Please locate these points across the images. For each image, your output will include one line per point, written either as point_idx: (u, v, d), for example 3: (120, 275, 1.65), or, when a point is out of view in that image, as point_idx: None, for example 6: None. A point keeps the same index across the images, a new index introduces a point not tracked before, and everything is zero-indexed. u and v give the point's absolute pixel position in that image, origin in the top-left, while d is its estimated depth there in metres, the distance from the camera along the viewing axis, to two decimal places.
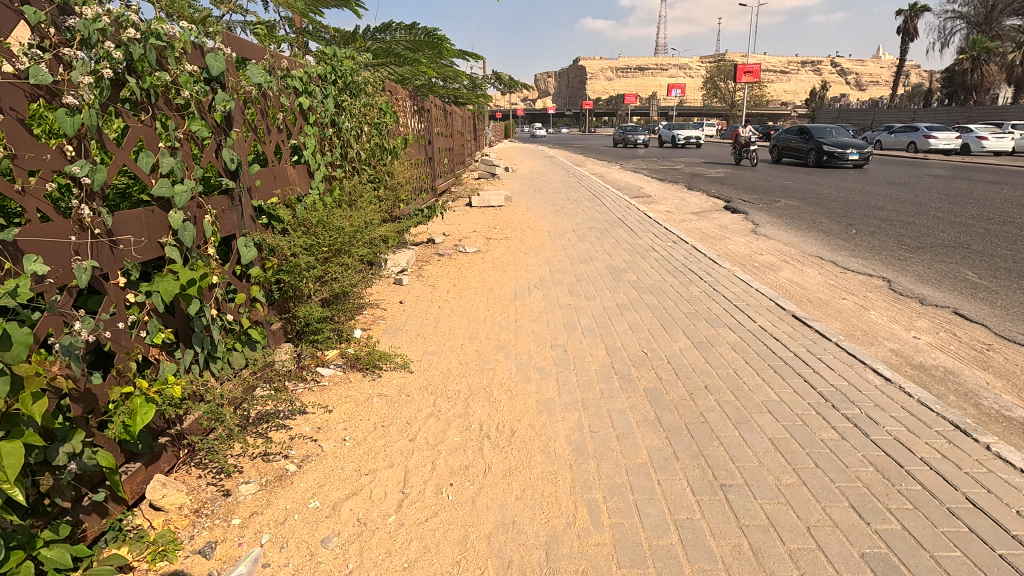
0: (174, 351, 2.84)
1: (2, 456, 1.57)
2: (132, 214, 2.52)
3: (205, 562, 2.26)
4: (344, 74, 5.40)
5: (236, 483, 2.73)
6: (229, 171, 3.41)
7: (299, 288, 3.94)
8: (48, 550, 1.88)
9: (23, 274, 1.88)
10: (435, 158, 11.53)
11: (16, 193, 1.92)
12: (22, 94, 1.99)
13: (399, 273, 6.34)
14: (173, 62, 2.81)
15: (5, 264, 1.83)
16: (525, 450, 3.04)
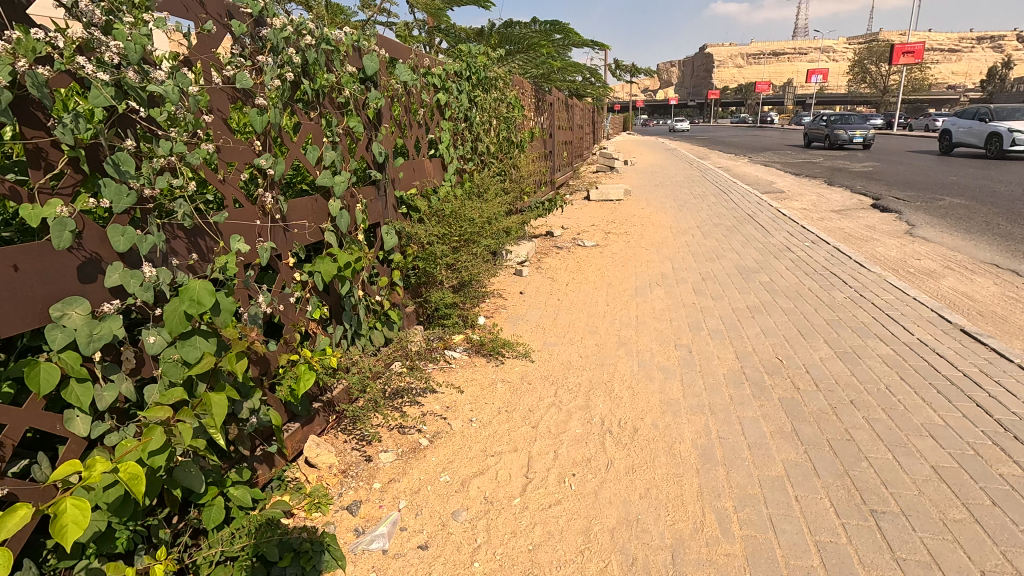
0: (328, 326, 3.17)
1: (213, 405, 1.85)
2: (301, 201, 2.82)
3: (351, 518, 2.50)
4: (478, 69, 5.60)
5: (376, 450, 2.98)
6: (377, 164, 3.70)
7: (432, 274, 4.18)
8: (234, 489, 2.19)
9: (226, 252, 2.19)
10: (556, 151, 11.58)
11: (219, 182, 2.22)
12: (227, 96, 2.29)
13: (520, 265, 6.47)
14: (338, 64, 3.10)
15: (217, 245, 2.15)
16: (649, 449, 2.98)
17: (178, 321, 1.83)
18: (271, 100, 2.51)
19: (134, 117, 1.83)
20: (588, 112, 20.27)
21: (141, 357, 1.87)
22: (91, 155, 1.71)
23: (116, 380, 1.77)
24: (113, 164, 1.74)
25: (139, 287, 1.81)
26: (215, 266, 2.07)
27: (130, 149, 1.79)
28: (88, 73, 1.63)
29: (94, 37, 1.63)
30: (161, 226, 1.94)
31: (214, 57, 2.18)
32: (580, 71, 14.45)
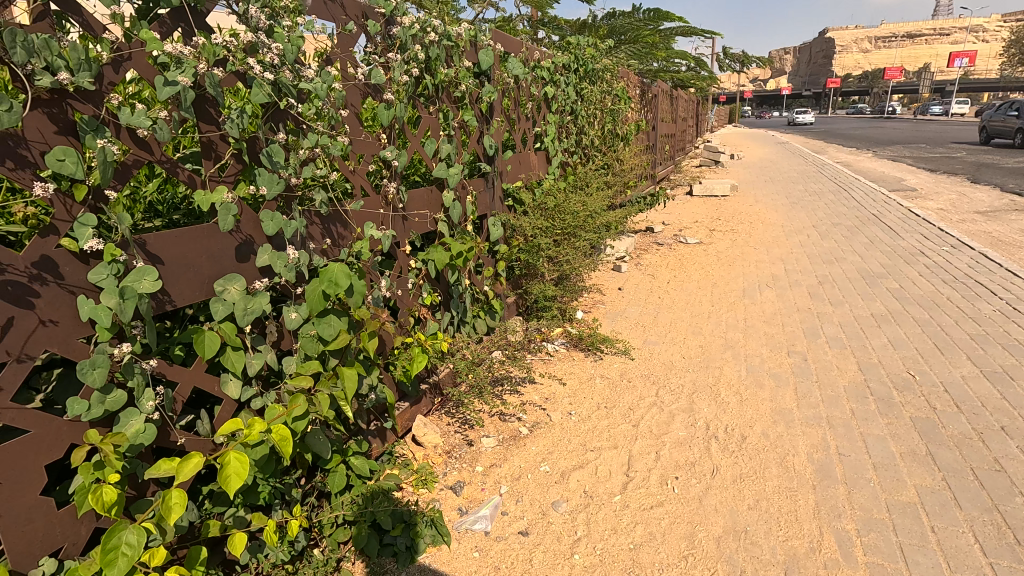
0: (437, 312, 3.30)
1: (347, 379, 2.06)
2: (419, 192, 2.95)
3: (455, 498, 2.60)
4: (585, 61, 5.55)
5: (478, 435, 3.07)
6: (487, 156, 3.78)
7: (534, 267, 4.22)
8: (355, 459, 2.35)
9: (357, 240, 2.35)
10: (658, 145, 11.24)
11: (351, 172, 2.38)
12: (360, 91, 2.44)
13: (619, 260, 6.35)
14: (456, 59, 3.20)
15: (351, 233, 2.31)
16: (758, 459, 2.82)
17: (317, 300, 2.01)
18: (397, 95, 2.65)
19: (286, 112, 2.00)
20: (692, 104, 19.43)
21: (281, 331, 2.06)
22: (250, 147, 1.90)
23: (262, 350, 1.95)
24: (267, 155, 1.92)
25: (284, 267, 2.00)
26: (353, 250, 2.29)
27: (281, 141, 1.97)
28: (253, 73, 1.81)
29: (258, 40, 1.81)
30: (302, 212, 2.12)
31: (351, 55, 2.34)
32: (687, 60, 13.88)
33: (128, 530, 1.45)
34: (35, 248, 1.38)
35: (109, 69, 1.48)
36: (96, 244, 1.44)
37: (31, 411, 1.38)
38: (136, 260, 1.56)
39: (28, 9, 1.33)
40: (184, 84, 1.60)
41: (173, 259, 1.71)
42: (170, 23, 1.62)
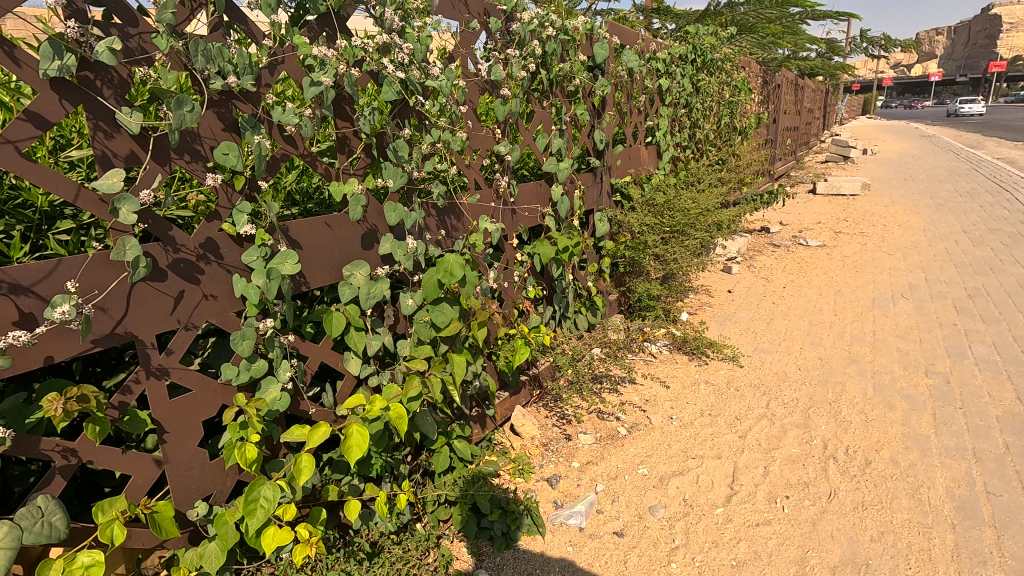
0: (540, 305, 3.33)
1: (456, 363, 2.16)
2: (528, 186, 2.98)
3: (550, 490, 2.62)
4: (704, 51, 5.28)
5: (576, 430, 3.06)
6: (597, 151, 3.73)
7: (640, 265, 4.12)
8: (458, 442, 2.44)
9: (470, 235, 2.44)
10: (779, 139, 10.46)
11: (467, 166, 2.46)
12: (479, 87, 2.50)
13: (729, 261, 6.02)
14: (572, 53, 3.18)
15: (469, 233, 2.40)
16: (885, 487, 2.56)
17: (432, 288, 2.13)
18: (513, 90, 2.69)
19: (411, 108, 2.11)
20: (821, 94, 17.84)
21: (397, 315, 2.20)
22: (379, 142, 2.03)
23: (380, 332, 2.09)
24: (393, 150, 2.04)
25: (403, 256, 2.12)
26: (468, 241, 2.39)
27: (406, 136, 2.08)
28: (385, 73, 1.92)
29: (391, 41, 1.92)
30: (421, 204, 2.23)
31: (472, 52, 2.41)
32: (817, 46, 12.76)
33: (265, 485, 1.63)
34: (203, 231, 1.57)
35: (267, 72, 1.65)
36: (249, 229, 1.61)
37: (194, 373, 1.58)
38: (280, 244, 1.73)
39: (206, 20, 1.51)
40: (327, 84, 1.73)
41: (310, 245, 1.87)
42: (316, 28, 1.77)
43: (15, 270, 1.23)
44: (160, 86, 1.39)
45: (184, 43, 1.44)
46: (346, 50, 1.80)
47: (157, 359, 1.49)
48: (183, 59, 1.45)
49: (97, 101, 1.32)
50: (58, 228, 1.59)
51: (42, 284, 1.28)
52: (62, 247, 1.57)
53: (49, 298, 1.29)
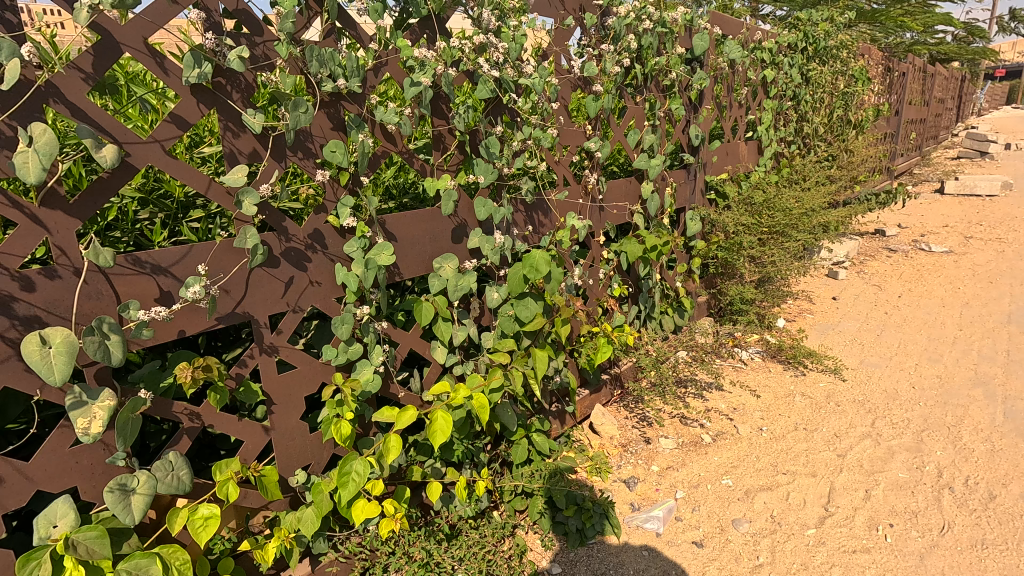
0: (624, 304, 3.28)
1: (538, 358, 2.19)
2: (617, 183, 2.94)
3: (628, 492, 2.57)
4: (817, 38, 4.91)
5: (657, 434, 2.98)
6: (691, 147, 3.59)
7: (733, 266, 3.92)
8: (537, 436, 2.47)
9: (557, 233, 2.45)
10: (901, 133, 9.48)
11: (556, 163, 2.46)
12: (572, 84, 2.50)
13: (835, 266, 5.57)
14: (669, 46, 3.08)
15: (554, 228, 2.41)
16: (1011, 527, 2.28)
17: (518, 283, 2.18)
18: (606, 86, 2.65)
19: (503, 106, 2.15)
20: (955, 82, 15.97)
21: (483, 308, 2.26)
22: (472, 139, 2.09)
23: (466, 323, 2.16)
24: (485, 147, 2.09)
25: (491, 250, 2.17)
26: (555, 238, 2.41)
27: (498, 133, 2.13)
28: (480, 71, 1.97)
29: (487, 40, 1.96)
30: (510, 200, 2.28)
31: (567, 49, 2.41)
32: (952, 28, 11.43)
33: (356, 460, 1.75)
34: (311, 222, 1.70)
35: (371, 74, 1.75)
36: (351, 222, 1.73)
37: (299, 352, 1.73)
38: (378, 236, 1.84)
39: (321, 27, 1.63)
40: (425, 84, 1.81)
41: (404, 237, 1.97)
42: (418, 30, 1.85)
43: (158, 253, 1.40)
44: (279, 88, 1.53)
45: (301, 49, 1.57)
46: (445, 51, 1.86)
47: (269, 337, 1.65)
48: (300, 64, 1.58)
49: (227, 103, 1.47)
50: (191, 217, 1.79)
51: (179, 266, 1.45)
52: (194, 234, 1.78)
53: (183, 279, 1.46)
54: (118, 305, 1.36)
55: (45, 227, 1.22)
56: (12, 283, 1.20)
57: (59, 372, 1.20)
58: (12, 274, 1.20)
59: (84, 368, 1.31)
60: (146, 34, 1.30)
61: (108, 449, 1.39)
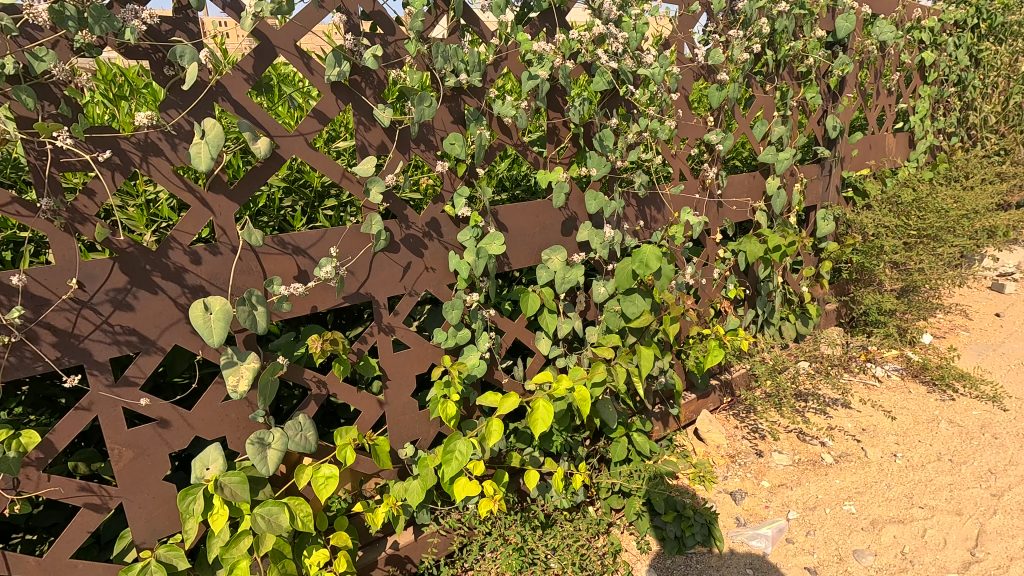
0: (740, 307, 3.08)
1: (643, 356, 2.14)
2: (739, 178, 2.76)
3: (733, 505, 2.43)
4: (993, 13, 4.24)
5: (769, 448, 2.77)
6: (827, 139, 3.28)
7: (870, 272, 3.52)
8: (638, 435, 2.42)
9: (671, 231, 2.37)
10: None
11: (672, 156, 2.37)
12: (694, 73, 2.38)
13: (1001, 278, 4.81)
14: (807, 29, 2.83)
15: (667, 224, 2.34)
16: None
17: (626, 278, 2.13)
18: (732, 75, 2.49)
19: (620, 97, 2.11)
20: None
21: (588, 302, 2.25)
22: (586, 131, 2.07)
23: (571, 316, 2.17)
24: (599, 140, 2.07)
25: (600, 244, 2.15)
26: (667, 234, 2.32)
27: (613, 126, 2.09)
28: (598, 63, 1.95)
29: (608, 31, 1.93)
30: (622, 193, 2.23)
31: (690, 37, 2.29)
32: None
33: (460, 440, 1.82)
34: (429, 211, 1.80)
35: (492, 69, 1.80)
36: (465, 211, 1.80)
37: (413, 333, 1.84)
38: (490, 226, 1.90)
39: (447, 25, 1.70)
40: (543, 77, 1.84)
41: (514, 228, 2.01)
42: (538, 24, 1.86)
43: (298, 235, 1.56)
44: (407, 84, 1.63)
45: (428, 47, 1.66)
46: (564, 44, 1.87)
47: (387, 317, 1.77)
48: (426, 60, 1.67)
49: (361, 99, 1.59)
50: (325, 205, 1.97)
51: (314, 248, 1.60)
52: (327, 220, 1.96)
53: (317, 259, 1.61)
54: (264, 281, 1.53)
55: (211, 210, 1.41)
56: (184, 257, 1.40)
57: (217, 335, 1.39)
58: (184, 249, 1.40)
59: (236, 333, 1.50)
60: (297, 37, 1.44)
61: (251, 406, 1.58)
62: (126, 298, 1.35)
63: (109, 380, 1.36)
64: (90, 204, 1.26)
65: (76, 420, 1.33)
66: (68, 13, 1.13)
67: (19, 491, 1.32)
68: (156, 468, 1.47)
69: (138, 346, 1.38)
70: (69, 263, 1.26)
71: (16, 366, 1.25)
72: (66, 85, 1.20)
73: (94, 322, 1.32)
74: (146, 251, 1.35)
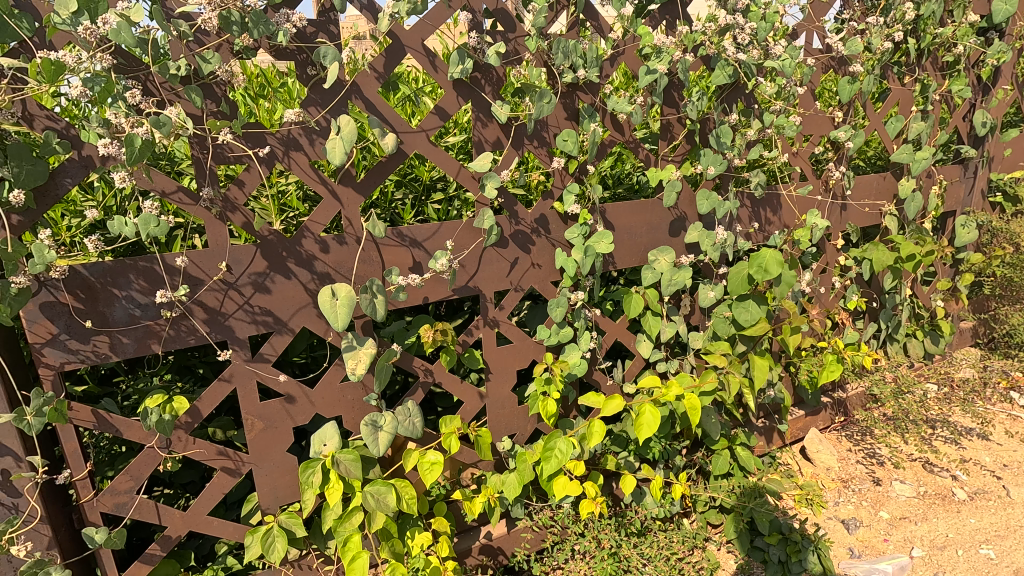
0: (859, 320, 2.83)
1: (756, 367, 2.02)
2: (868, 178, 2.52)
3: (846, 534, 2.23)
4: None
5: (889, 476, 2.52)
6: (974, 137, 2.92)
7: (1020, 288, 3.10)
8: (741, 449, 2.28)
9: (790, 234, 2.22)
10: None
11: (794, 155, 2.21)
12: (823, 64, 2.20)
13: None
14: (957, 13, 2.53)
15: (785, 227, 2.18)
16: None
17: (740, 283, 2.02)
18: (867, 66, 2.28)
19: (741, 91, 1.99)
20: None
21: (694, 306, 2.15)
22: (702, 128, 1.98)
23: (675, 320, 2.09)
24: (716, 136, 1.97)
25: (711, 246, 2.05)
26: (784, 237, 2.17)
27: (732, 122, 1.98)
28: (722, 55, 1.86)
29: (734, 21, 1.82)
30: (736, 193, 2.11)
31: (821, 26, 2.13)
32: None
33: (560, 438, 1.82)
34: (538, 208, 1.80)
35: (609, 63, 1.76)
36: (575, 209, 1.78)
37: (516, 328, 1.85)
38: (599, 225, 1.86)
39: (566, 21, 1.69)
40: (661, 72, 1.78)
41: (621, 227, 1.96)
42: (658, 16, 1.80)
43: (415, 228, 1.62)
44: (527, 81, 1.63)
45: (548, 43, 1.65)
46: (686, 36, 1.79)
47: (493, 311, 1.79)
48: (545, 56, 1.67)
49: (481, 96, 1.62)
50: (433, 199, 2.02)
51: (430, 240, 1.65)
52: (435, 214, 2.02)
53: (432, 252, 1.66)
54: (382, 270, 1.60)
55: (340, 202, 1.49)
56: (315, 246, 1.49)
57: (341, 319, 1.47)
58: (315, 238, 1.49)
59: (356, 319, 1.58)
60: (425, 36, 1.49)
61: (364, 389, 1.66)
62: (265, 281, 1.46)
63: (247, 356, 1.48)
64: (240, 194, 1.37)
65: (218, 390, 1.47)
66: (233, 19, 1.24)
67: (170, 450, 1.47)
68: (282, 440, 1.59)
69: (272, 326, 1.50)
70: (220, 247, 1.39)
71: (174, 338, 1.39)
72: (226, 85, 1.31)
73: (238, 302, 1.44)
74: (283, 238, 1.45)
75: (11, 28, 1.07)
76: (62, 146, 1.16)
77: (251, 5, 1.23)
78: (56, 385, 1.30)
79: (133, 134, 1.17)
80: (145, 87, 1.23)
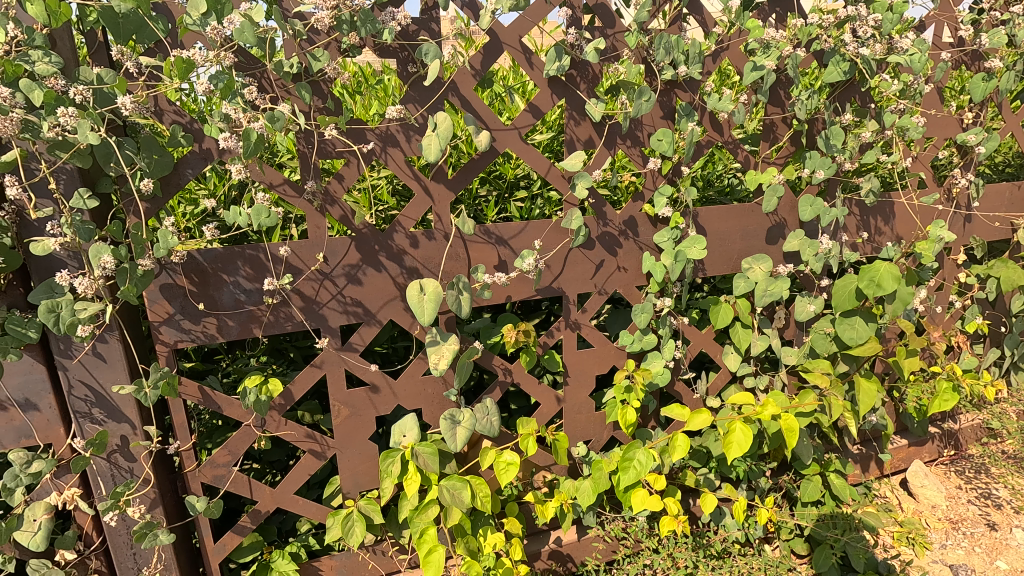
0: (978, 345, 2.54)
1: (862, 391, 1.87)
2: (998, 187, 2.25)
3: None
4: None
5: (1009, 522, 2.24)
6: None
7: None
8: (835, 477, 2.11)
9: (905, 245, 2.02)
10: None
11: (913, 159, 2.01)
12: (954, 59, 1.98)
13: None
14: None
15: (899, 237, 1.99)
16: None
17: (847, 297, 1.87)
18: (1007, 61, 2.04)
19: (857, 88, 1.84)
20: None
21: (789, 320, 2.01)
22: (809, 128, 1.84)
23: (768, 333, 1.96)
24: (825, 138, 1.82)
25: (813, 256, 1.90)
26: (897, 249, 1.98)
27: (844, 122, 1.83)
28: (839, 50, 1.73)
29: (856, 12, 1.68)
30: (845, 199, 1.95)
31: (954, 17, 1.92)
32: None
33: (640, 449, 1.74)
34: (628, 209, 1.74)
35: (711, 59, 1.67)
36: (667, 211, 1.71)
37: (598, 332, 1.80)
38: (691, 228, 1.78)
39: (668, 15, 1.62)
40: (769, 67, 1.66)
41: (714, 232, 1.86)
42: (768, 9, 1.69)
43: (502, 226, 1.61)
44: (624, 78, 1.58)
45: (649, 38, 1.59)
46: (799, 30, 1.68)
47: (575, 314, 1.76)
48: (645, 53, 1.61)
49: (575, 94, 1.59)
50: (516, 196, 2.01)
51: (516, 239, 1.64)
52: (518, 212, 2.01)
53: (517, 250, 1.65)
54: (468, 268, 1.61)
55: (431, 198, 1.51)
56: (405, 240, 1.52)
57: (428, 314, 1.48)
58: (406, 233, 1.52)
59: (441, 314, 1.59)
60: (524, 32, 1.48)
61: (445, 384, 1.68)
62: (358, 273, 1.50)
63: (337, 344, 1.53)
64: (339, 187, 1.42)
65: (310, 375, 1.52)
66: (344, 18, 1.28)
67: (264, 429, 1.55)
68: (364, 427, 1.63)
69: (362, 317, 1.54)
70: (319, 238, 1.44)
71: (273, 323, 1.46)
72: (331, 81, 1.36)
73: (332, 292, 1.49)
74: (376, 232, 1.49)
75: (149, 30, 1.16)
76: (186, 138, 1.25)
77: (360, 4, 1.28)
78: (170, 360, 1.40)
79: (250, 128, 1.24)
80: (260, 84, 1.29)
